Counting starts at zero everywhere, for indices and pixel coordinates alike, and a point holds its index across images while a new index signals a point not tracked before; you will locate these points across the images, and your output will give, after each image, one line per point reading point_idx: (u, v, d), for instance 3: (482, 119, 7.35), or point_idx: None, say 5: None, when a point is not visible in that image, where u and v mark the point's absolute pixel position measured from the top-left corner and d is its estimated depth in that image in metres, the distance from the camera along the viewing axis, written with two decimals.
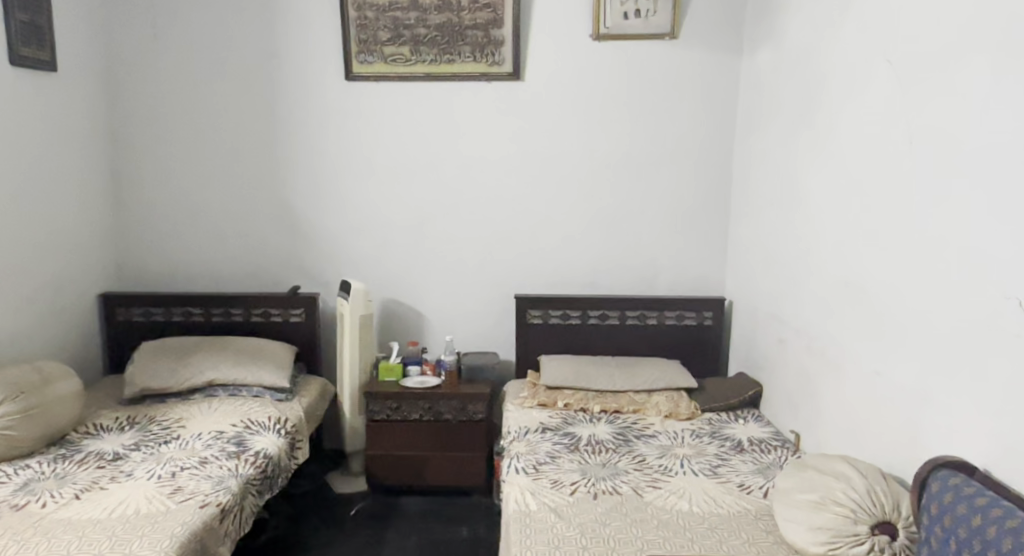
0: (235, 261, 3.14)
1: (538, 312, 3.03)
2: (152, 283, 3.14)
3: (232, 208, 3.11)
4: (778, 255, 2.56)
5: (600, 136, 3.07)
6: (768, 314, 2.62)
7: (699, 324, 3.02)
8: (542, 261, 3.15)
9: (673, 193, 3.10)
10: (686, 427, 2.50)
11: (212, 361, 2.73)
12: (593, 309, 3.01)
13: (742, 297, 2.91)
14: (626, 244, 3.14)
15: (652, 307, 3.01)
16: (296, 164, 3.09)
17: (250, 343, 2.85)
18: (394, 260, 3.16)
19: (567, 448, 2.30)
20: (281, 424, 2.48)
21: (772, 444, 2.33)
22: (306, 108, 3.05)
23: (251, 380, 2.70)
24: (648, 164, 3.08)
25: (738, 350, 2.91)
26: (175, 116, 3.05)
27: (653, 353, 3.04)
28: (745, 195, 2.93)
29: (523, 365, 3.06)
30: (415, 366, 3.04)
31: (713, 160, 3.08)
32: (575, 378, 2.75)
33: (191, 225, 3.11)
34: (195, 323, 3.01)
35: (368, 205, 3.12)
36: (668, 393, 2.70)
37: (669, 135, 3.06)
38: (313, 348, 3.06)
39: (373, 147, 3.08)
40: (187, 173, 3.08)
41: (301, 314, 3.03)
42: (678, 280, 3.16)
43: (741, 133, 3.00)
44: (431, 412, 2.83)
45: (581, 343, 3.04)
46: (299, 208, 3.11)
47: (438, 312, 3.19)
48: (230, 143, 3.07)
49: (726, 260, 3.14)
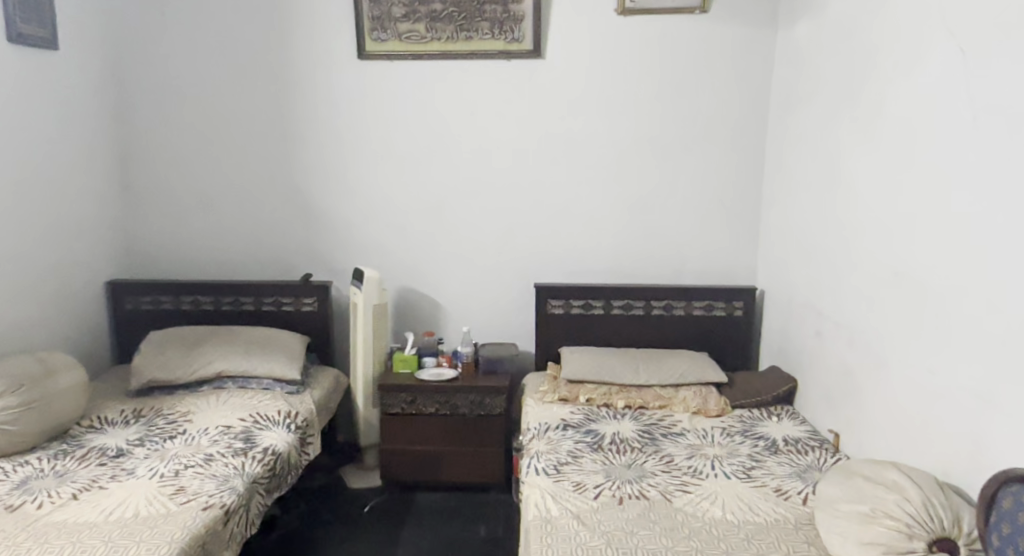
0: (247, 249, 3.05)
1: (559, 302, 2.89)
2: (164, 272, 3.06)
3: (243, 195, 3.01)
4: (815, 243, 2.39)
5: (625, 117, 2.91)
6: (803, 306, 2.44)
7: (729, 315, 2.85)
8: (563, 248, 3.01)
9: (702, 177, 2.92)
10: (717, 424, 2.34)
11: (221, 352, 2.64)
12: (617, 299, 2.87)
13: (775, 287, 2.73)
14: (652, 231, 2.98)
15: (679, 298, 2.86)
16: (309, 149, 2.97)
17: (260, 333, 2.77)
18: (408, 247, 3.03)
19: (590, 447, 2.17)
20: (291, 419, 2.41)
21: (811, 446, 2.10)
22: (317, 89, 2.93)
23: (262, 372, 2.61)
24: (676, 146, 2.91)
25: (771, 343, 2.75)
26: (184, 99, 2.94)
27: (680, 346, 2.88)
28: (780, 179, 2.75)
29: (543, 357, 2.93)
30: (431, 357, 2.93)
31: (745, 142, 2.89)
32: (598, 372, 2.62)
33: (202, 212, 3.02)
34: (205, 312, 2.92)
35: (381, 190, 2.99)
36: (697, 388, 2.55)
37: (697, 116, 2.88)
38: (326, 337, 2.96)
39: (387, 130, 2.95)
40: (197, 159, 2.98)
41: (313, 303, 2.93)
42: (707, 269, 2.99)
43: (776, 113, 2.81)
44: (447, 406, 2.72)
45: (604, 334, 2.90)
46: (312, 195, 3.00)
47: (454, 302, 3.07)
48: (240, 126, 2.96)
49: (758, 247, 2.97)
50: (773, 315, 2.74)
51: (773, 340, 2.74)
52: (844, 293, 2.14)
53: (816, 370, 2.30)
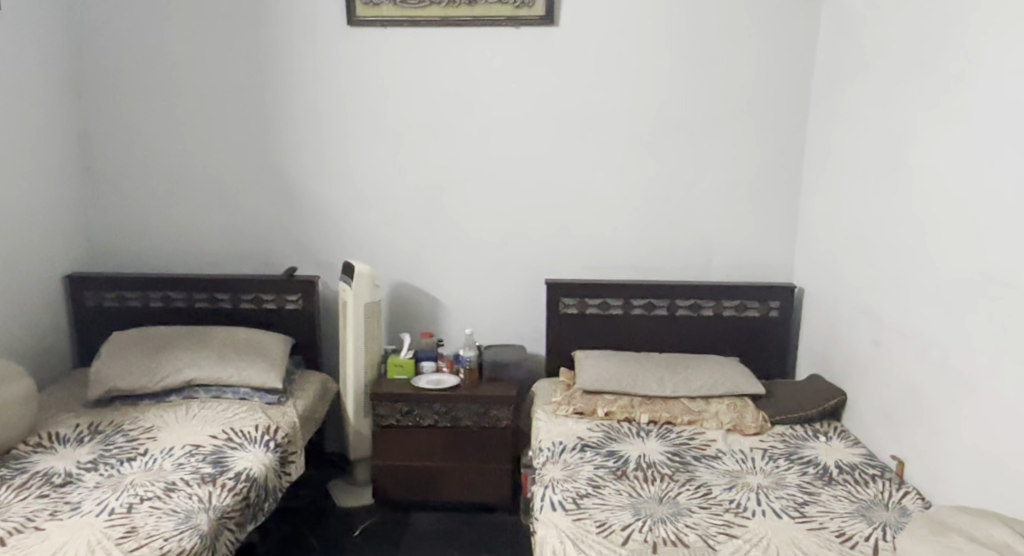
0: (229, 239, 2.73)
1: (573, 300, 2.58)
2: (135, 263, 2.75)
3: (223, 177, 2.68)
4: (870, 238, 2.07)
5: (648, 93, 2.58)
6: (854, 309, 2.13)
7: (764, 316, 2.55)
8: (576, 241, 2.69)
9: (734, 160, 2.60)
10: (756, 444, 2.04)
11: (192, 357, 2.35)
12: (638, 298, 2.57)
13: (817, 286, 2.43)
14: (676, 221, 2.66)
15: (707, 296, 2.55)
16: (296, 126, 2.64)
17: (238, 336, 2.48)
18: (403, 239, 2.72)
19: (612, 474, 1.88)
20: (270, 436, 2.13)
21: (868, 476, 1.80)
22: (306, 61, 2.59)
23: (238, 381, 2.32)
24: (704, 125, 2.59)
25: (813, 348, 2.44)
26: (154, 69, 2.61)
27: (708, 350, 2.58)
28: (826, 164, 2.43)
29: (554, 362, 2.63)
30: (430, 362, 2.62)
31: (784, 122, 2.57)
32: (617, 381, 2.32)
33: (177, 197, 2.70)
34: (177, 310, 2.62)
35: (374, 173, 2.67)
36: (731, 400, 2.25)
37: (729, 92, 2.56)
38: (312, 339, 2.66)
39: (380, 107, 2.62)
40: (170, 137, 2.66)
41: (298, 301, 2.62)
42: (738, 264, 2.68)
43: (821, 87, 2.48)
44: (447, 418, 2.43)
45: (623, 337, 2.60)
46: (299, 177, 2.68)
47: (455, 299, 2.76)
48: (215, 98, 2.63)
49: (796, 241, 2.65)
50: (814, 317, 2.43)
51: (814, 346, 2.43)
52: (909, 296, 1.83)
53: (872, 385, 2.00)
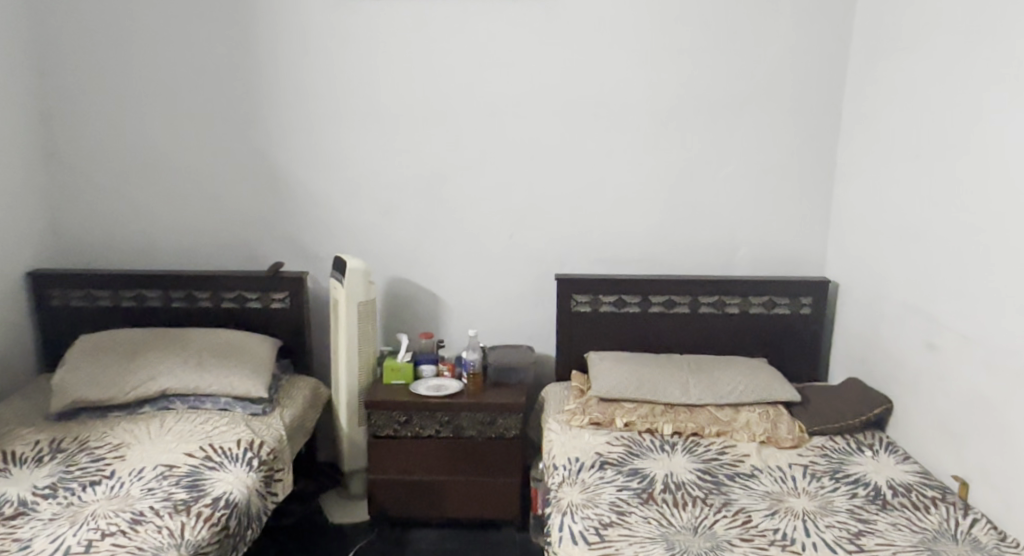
0: (209, 232, 2.49)
1: (586, 297, 2.37)
2: (106, 260, 2.50)
3: (203, 165, 2.44)
4: (923, 231, 1.85)
5: (667, 70, 2.34)
6: (901, 309, 1.92)
7: (794, 314, 2.33)
8: (589, 232, 2.47)
9: (761, 143, 2.37)
10: (794, 460, 1.83)
11: (167, 364, 2.13)
12: (656, 294, 2.35)
13: (855, 281, 2.21)
14: (697, 211, 2.44)
15: (733, 292, 2.33)
16: (281, 109, 2.40)
17: (217, 339, 2.26)
18: (400, 231, 2.49)
19: (638, 497, 1.67)
20: (254, 453, 1.91)
21: (928, 500, 1.59)
22: (289, 36, 2.34)
23: (218, 390, 2.10)
24: (729, 105, 2.35)
25: (849, 350, 2.23)
26: (122, 46, 2.36)
27: (733, 351, 2.37)
28: (866, 148, 2.20)
29: (565, 365, 2.42)
30: (429, 366, 2.40)
31: (816, 101, 2.34)
32: (637, 387, 2.11)
33: (152, 187, 2.46)
34: (152, 311, 2.39)
35: (367, 159, 2.43)
36: (763, 408, 2.04)
37: (757, 69, 2.32)
38: (300, 340, 2.44)
39: (373, 85, 2.38)
40: (142, 121, 2.41)
41: (285, 299, 2.39)
42: (764, 258, 2.46)
43: (859, 62, 2.25)
44: (449, 427, 2.22)
45: (640, 337, 2.39)
46: (284, 164, 2.44)
47: (456, 296, 2.54)
48: (191, 76, 2.38)
49: (828, 231, 2.43)
50: (852, 316, 2.22)
51: (851, 347, 2.22)
52: (974, 297, 1.62)
53: (925, 394, 1.79)
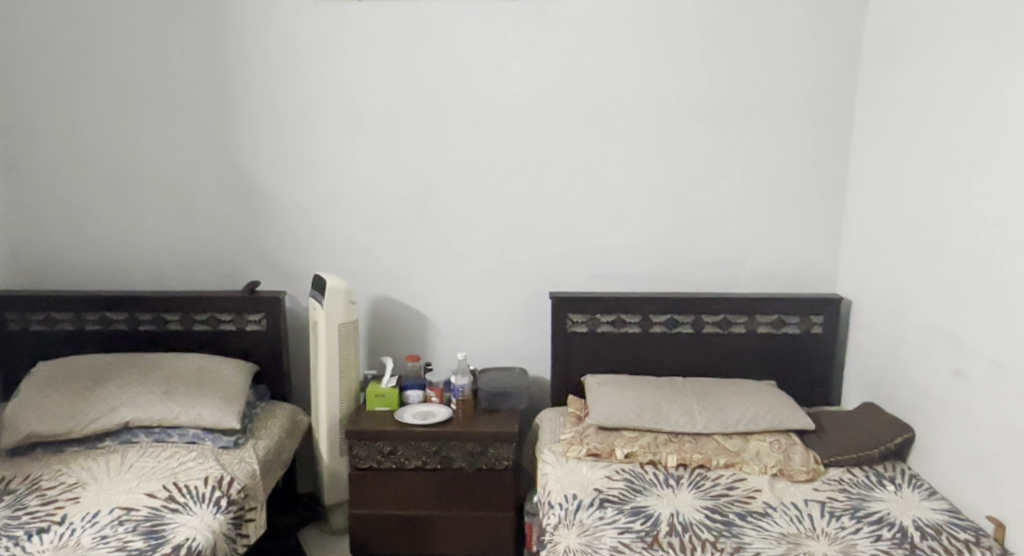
0: (178, 249, 2.34)
1: (583, 317, 2.23)
2: (69, 279, 2.35)
3: (172, 180, 2.30)
4: (946, 247, 1.71)
5: (667, 75, 2.21)
6: (923, 330, 1.78)
7: (804, 334, 2.20)
8: (585, 247, 2.33)
9: (768, 151, 2.24)
10: (810, 495, 1.68)
11: (131, 393, 1.97)
12: (658, 313, 2.21)
13: (871, 298, 2.07)
14: (699, 224, 2.30)
15: (739, 311, 2.19)
16: (255, 120, 2.26)
17: (187, 365, 2.10)
18: (385, 246, 2.34)
19: (642, 541, 1.51)
20: (222, 491, 1.75)
21: (961, 544, 1.44)
22: (264, 41, 2.21)
23: (186, 421, 1.94)
24: (733, 111, 2.22)
25: (865, 373, 2.09)
26: (86, 51, 2.22)
27: (740, 374, 2.23)
28: (881, 156, 2.07)
29: (561, 389, 2.27)
30: (416, 392, 2.24)
31: (825, 107, 2.21)
32: (638, 415, 1.96)
33: (117, 203, 2.31)
34: (117, 334, 2.24)
35: (348, 171, 2.29)
36: (774, 437, 1.89)
37: (762, 75, 2.20)
38: (277, 365, 2.28)
39: (354, 93, 2.24)
40: (107, 132, 2.27)
41: (260, 321, 2.24)
42: (771, 273, 2.32)
43: (872, 66, 2.13)
44: (437, 458, 2.07)
45: (641, 358, 2.24)
46: (259, 177, 2.29)
47: (445, 316, 2.39)
48: (158, 83, 2.24)
49: (838, 245, 2.29)
50: (866, 336, 2.08)
51: (866, 369, 2.08)
52: (1007, 318, 1.48)
53: (952, 423, 1.65)
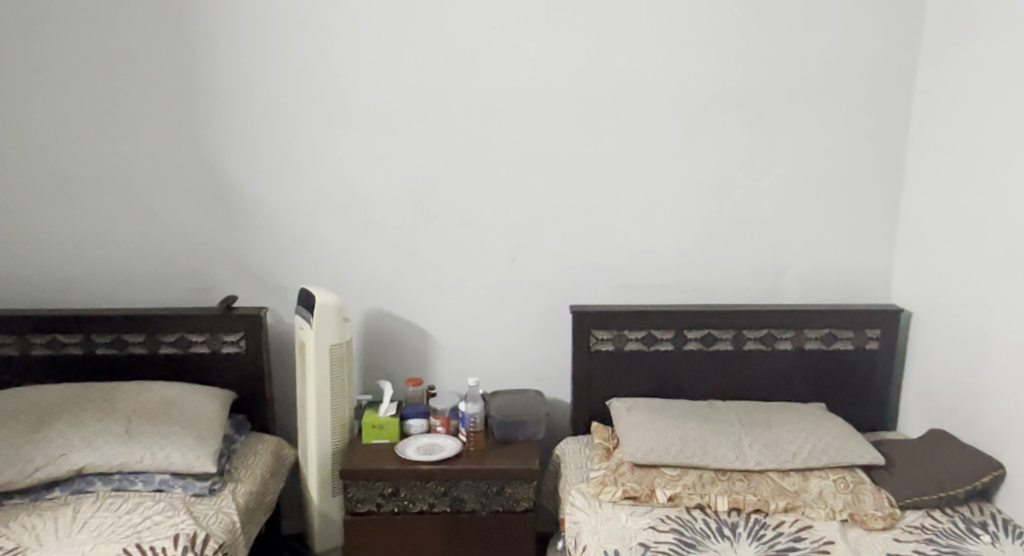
0: (141, 261, 2.03)
1: (608, 333, 1.96)
2: (15, 297, 2.03)
3: (129, 179, 1.99)
4: None
5: (703, 57, 1.95)
6: (1015, 350, 1.54)
7: (857, 350, 1.96)
8: (609, 253, 2.06)
9: (816, 143, 1.99)
10: (893, 547, 1.43)
11: (83, 432, 1.66)
12: (694, 329, 1.96)
13: (941, 310, 1.83)
14: (739, 227, 2.04)
15: (785, 325, 1.95)
16: (226, 111, 1.96)
17: (152, 398, 1.80)
18: (382, 254, 2.05)
19: None
20: (193, 551, 1.44)
21: None
22: (236, 19, 1.90)
23: (150, 465, 1.64)
24: (777, 99, 1.97)
25: (934, 395, 1.85)
26: (25, 32, 1.90)
27: (786, 396, 1.98)
28: (949, 147, 1.82)
29: (585, 415, 2.01)
30: (419, 421, 1.96)
31: (878, 95, 1.97)
32: (679, 448, 1.70)
33: (64, 205, 1.99)
34: (71, 360, 1.93)
35: (338, 168, 1.99)
36: (837, 474, 1.64)
37: (808, 59, 1.95)
38: (258, 392, 1.99)
39: (346, 78, 1.95)
40: (52, 122, 1.95)
41: (238, 342, 1.95)
42: (818, 281, 2.07)
43: (935, 47, 1.89)
44: (447, 500, 1.80)
45: (674, 380, 1.99)
46: (232, 177, 1.99)
47: (451, 333, 2.11)
48: (112, 69, 1.92)
49: (892, 249, 2.05)
50: (937, 354, 1.84)
51: (936, 390, 1.84)
52: None
53: None
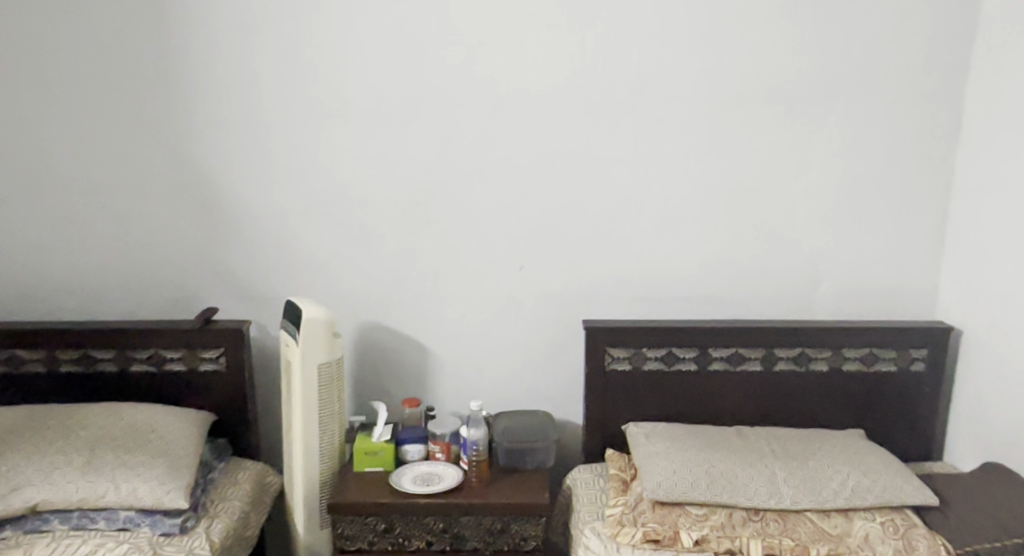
0: (109, 270, 1.85)
1: (625, 351, 1.78)
2: None
3: (96, 183, 1.81)
4: None
5: (731, 49, 1.76)
6: None
7: (900, 372, 1.78)
8: (625, 264, 1.88)
9: (855, 144, 1.80)
10: None
11: (39, 463, 1.48)
12: (719, 347, 1.77)
13: (996, 331, 1.64)
14: (769, 235, 1.86)
15: (821, 344, 1.76)
16: (201, 105, 1.77)
17: (121, 423, 1.62)
18: (377, 263, 1.87)
19: None
20: None
21: None
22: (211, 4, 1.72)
23: (113, 501, 1.46)
24: (813, 95, 1.78)
25: (989, 424, 1.67)
26: None
27: (821, 422, 1.80)
28: (1008, 147, 1.63)
29: (599, 440, 1.83)
30: (416, 446, 1.78)
31: (926, 91, 1.78)
32: (708, 483, 1.52)
33: (25, 208, 1.81)
34: (33, 379, 1.76)
35: (328, 168, 1.81)
36: (885, 516, 1.46)
37: (849, 50, 1.76)
38: (240, 413, 1.81)
39: (336, 70, 1.76)
40: (14, 119, 1.77)
41: (217, 358, 1.77)
42: (855, 295, 1.89)
43: (992, 38, 1.69)
44: (446, 537, 1.62)
45: (697, 403, 1.80)
46: (208, 177, 1.81)
47: (453, 349, 1.93)
48: (72, 59, 1.74)
49: (938, 261, 1.86)
50: (993, 378, 1.65)
51: (991, 418, 1.66)
52: None
53: None
